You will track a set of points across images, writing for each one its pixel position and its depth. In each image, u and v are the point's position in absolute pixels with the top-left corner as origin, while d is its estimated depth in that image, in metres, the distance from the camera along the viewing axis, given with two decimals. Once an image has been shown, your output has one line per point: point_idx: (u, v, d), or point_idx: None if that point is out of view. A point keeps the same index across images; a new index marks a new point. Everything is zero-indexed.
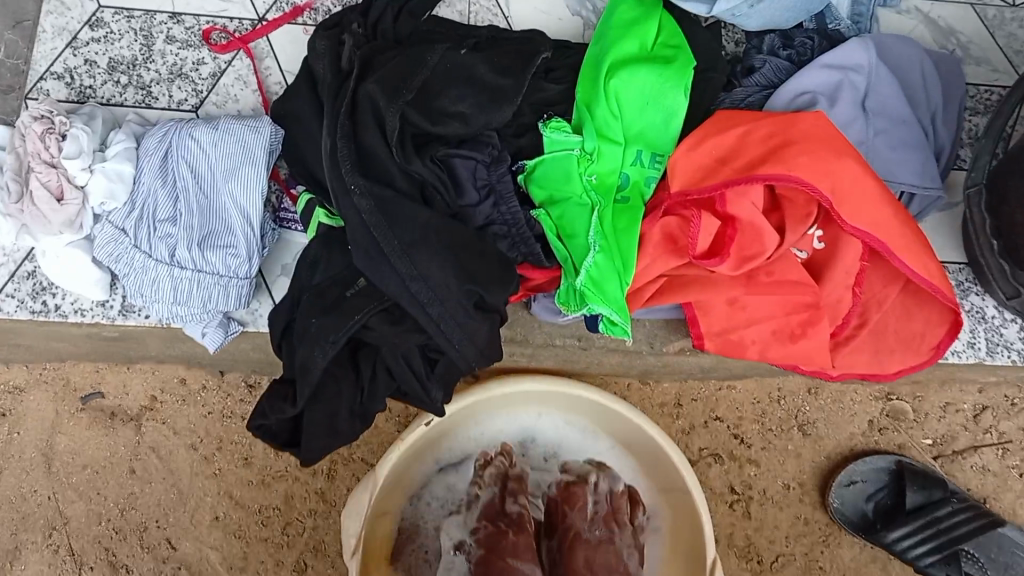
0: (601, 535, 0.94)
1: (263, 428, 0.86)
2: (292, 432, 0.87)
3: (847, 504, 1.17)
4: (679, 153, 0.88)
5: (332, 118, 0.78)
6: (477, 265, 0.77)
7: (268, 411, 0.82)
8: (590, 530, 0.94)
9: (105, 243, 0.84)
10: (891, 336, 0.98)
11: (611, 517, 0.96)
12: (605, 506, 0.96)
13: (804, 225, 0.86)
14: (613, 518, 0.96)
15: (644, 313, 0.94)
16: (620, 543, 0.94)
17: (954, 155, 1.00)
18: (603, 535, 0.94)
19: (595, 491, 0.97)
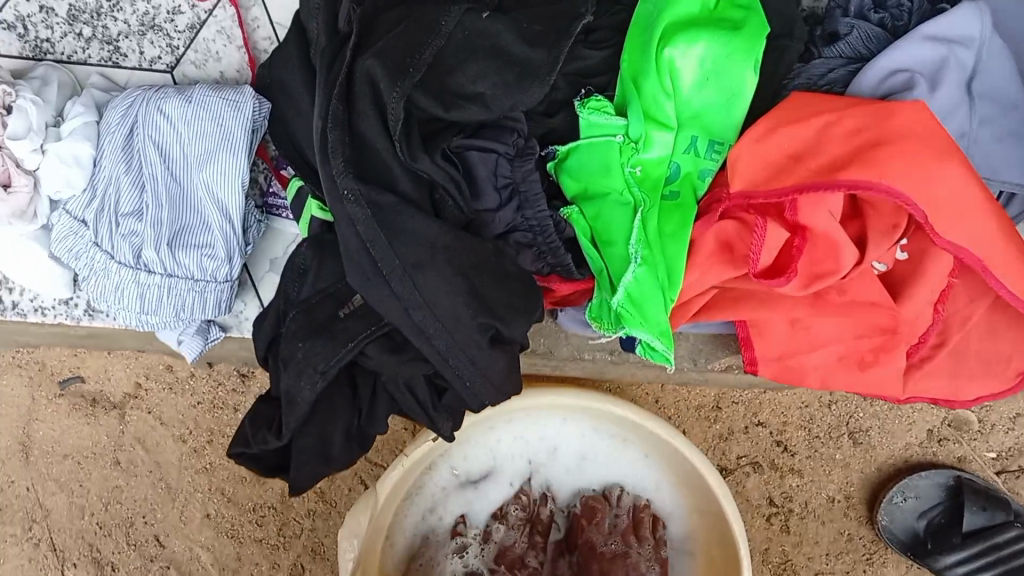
0: (617, 549, 0.91)
1: (247, 454, 0.75)
2: (280, 455, 0.76)
3: (896, 522, 1.05)
4: (743, 145, 0.73)
5: (323, 99, 0.64)
6: (494, 293, 0.64)
7: (251, 439, 0.72)
8: (606, 543, 0.91)
9: (62, 238, 0.72)
10: (973, 359, 0.84)
11: (632, 531, 0.92)
12: (626, 519, 0.93)
13: (890, 239, 0.71)
14: (633, 532, 0.92)
15: (688, 328, 0.82)
16: (639, 557, 0.90)
17: None
18: (618, 548, 0.91)
19: (617, 505, 0.94)
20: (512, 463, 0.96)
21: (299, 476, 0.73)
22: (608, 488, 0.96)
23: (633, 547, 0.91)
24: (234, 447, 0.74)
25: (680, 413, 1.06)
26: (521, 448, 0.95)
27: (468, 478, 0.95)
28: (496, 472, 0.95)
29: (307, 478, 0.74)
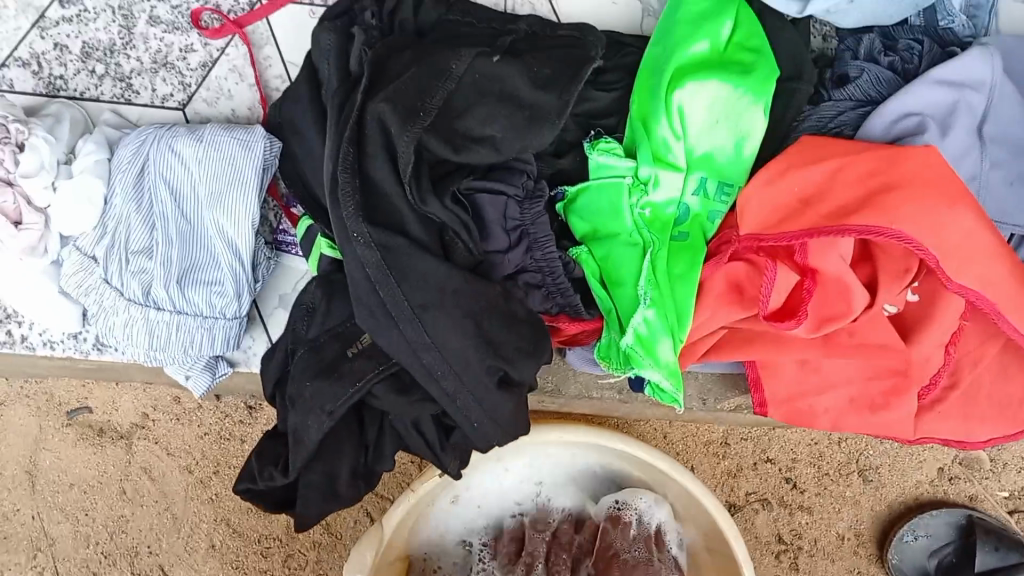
0: (641, 555, 0.88)
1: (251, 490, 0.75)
2: (286, 491, 0.75)
3: (907, 562, 1.04)
4: (752, 186, 0.73)
5: (335, 143, 0.64)
6: (502, 335, 0.64)
7: (256, 475, 0.72)
8: (630, 549, 0.89)
9: (73, 274, 0.72)
10: (984, 401, 0.83)
11: (654, 538, 0.90)
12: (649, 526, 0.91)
13: (901, 283, 0.71)
14: (655, 540, 0.90)
15: (697, 368, 0.81)
16: (664, 565, 0.88)
17: None
18: (642, 555, 0.88)
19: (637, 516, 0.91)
20: (522, 490, 0.95)
21: (305, 514, 0.73)
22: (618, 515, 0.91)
23: (656, 554, 0.89)
24: (239, 482, 0.74)
25: (688, 449, 1.05)
26: (529, 476, 0.94)
27: (469, 511, 0.94)
28: (502, 503, 0.95)
29: (315, 517, 0.74)
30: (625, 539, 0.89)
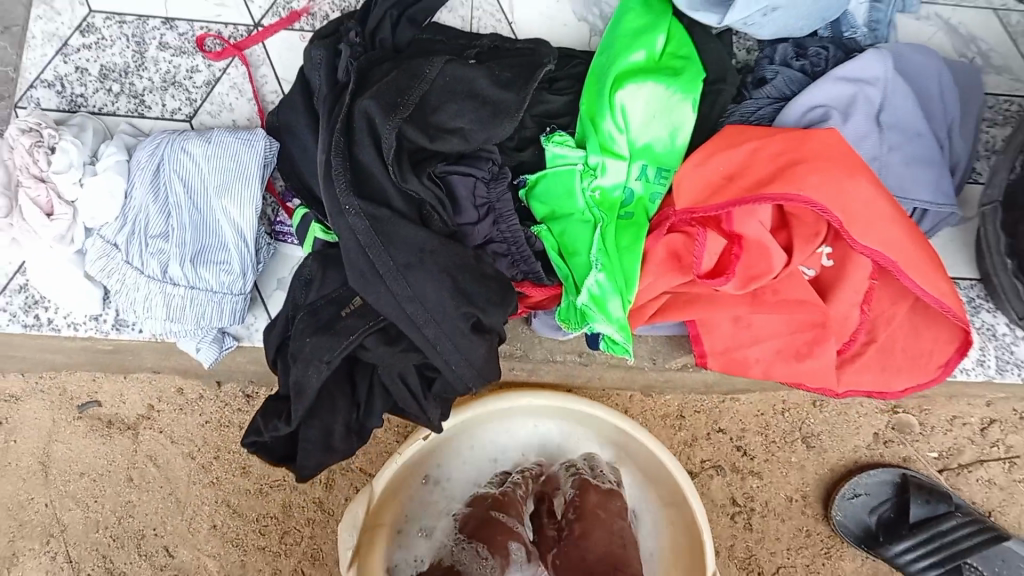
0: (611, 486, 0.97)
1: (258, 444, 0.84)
2: (288, 446, 0.85)
3: (849, 517, 1.15)
4: (687, 168, 0.86)
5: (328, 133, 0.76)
6: (475, 286, 0.75)
7: (262, 427, 0.81)
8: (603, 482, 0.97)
9: (96, 259, 0.82)
10: (899, 354, 0.95)
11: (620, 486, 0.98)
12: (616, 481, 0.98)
13: (812, 244, 0.84)
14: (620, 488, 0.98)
15: (646, 330, 0.92)
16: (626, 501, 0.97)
17: (969, 168, 0.99)
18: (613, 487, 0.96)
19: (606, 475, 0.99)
20: (481, 473, 1.02)
21: (304, 464, 0.84)
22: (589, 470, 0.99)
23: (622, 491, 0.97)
24: (247, 437, 0.82)
25: (647, 422, 1.16)
26: (491, 455, 1.03)
27: (438, 487, 1.00)
28: (465, 478, 1.01)
29: (313, 467, 0.84)
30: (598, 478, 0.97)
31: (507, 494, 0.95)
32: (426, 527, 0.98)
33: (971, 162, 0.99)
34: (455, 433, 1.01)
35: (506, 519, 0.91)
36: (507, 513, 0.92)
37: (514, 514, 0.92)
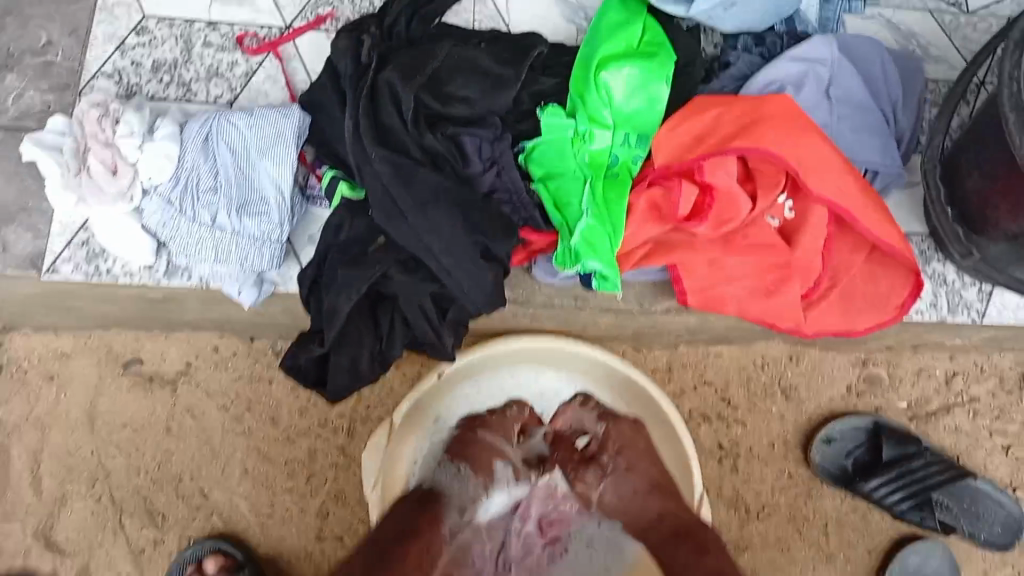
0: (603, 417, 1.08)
1: (296, 369, 0.97)
2: (321, 374, 0.98)
3: (829, 460, 1.25)
4: (663, 132, 0.97)
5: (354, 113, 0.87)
6: (483, 218, 0.87)
7: (299, 351, 0.94)
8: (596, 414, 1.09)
9: (155, 213, 0.94)
10: (859, 298, 1.06)
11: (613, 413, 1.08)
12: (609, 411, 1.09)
13: (775, 193, 0.96)
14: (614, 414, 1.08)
15: (632, 275, 1.03)
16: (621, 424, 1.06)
17: (914, 141, 1.09)
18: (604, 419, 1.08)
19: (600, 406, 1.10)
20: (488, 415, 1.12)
21: (335, 387, 0.96)
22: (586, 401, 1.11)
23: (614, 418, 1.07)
24: (286, 357, 0.95)
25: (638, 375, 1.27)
26: (499, 399, 1.13)
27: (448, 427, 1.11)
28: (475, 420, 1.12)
29: (344, 388, 0.97)
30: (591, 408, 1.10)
31: (502, 416, 1.08)
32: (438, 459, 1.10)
33: (917, 133, 1.09)
34: (462, 375, 1.11)
35: (491, 438, 1.05)
36: (492, 433, 1.06)
37: (507, 439, 1.06)
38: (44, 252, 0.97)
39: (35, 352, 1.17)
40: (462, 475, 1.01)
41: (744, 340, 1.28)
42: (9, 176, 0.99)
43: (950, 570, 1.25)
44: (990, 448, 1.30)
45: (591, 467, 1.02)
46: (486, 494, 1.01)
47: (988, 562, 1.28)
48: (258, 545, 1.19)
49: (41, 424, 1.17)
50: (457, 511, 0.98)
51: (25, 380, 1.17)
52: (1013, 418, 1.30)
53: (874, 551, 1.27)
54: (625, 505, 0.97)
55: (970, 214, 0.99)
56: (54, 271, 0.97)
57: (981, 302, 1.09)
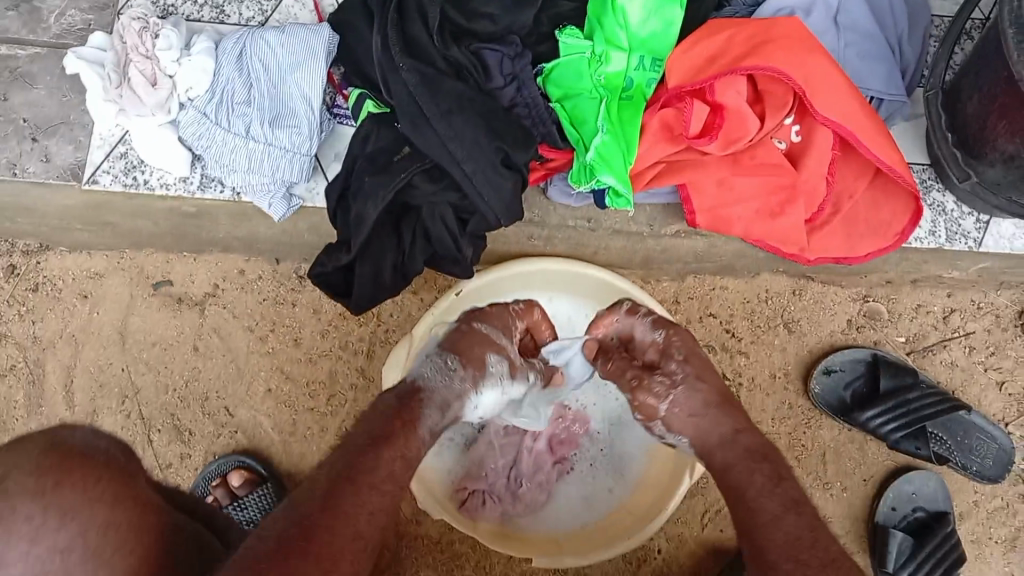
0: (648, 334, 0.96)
1: (323, 278, 1.03)
2: (347, 284, 1.04)
3: (827, 391, 1.30)
4: (675, 55, 1.01)
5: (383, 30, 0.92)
6: (504, 127, 0.92)
7: (326, 260, 0.99)
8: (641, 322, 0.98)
9: (190, 125, 1.00)
10: (861, 223, 1.11)
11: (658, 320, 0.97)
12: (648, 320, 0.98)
13: (782, 113, 1.01)
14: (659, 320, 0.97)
15: (644, 197, 1.09)
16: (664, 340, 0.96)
17: (917, 73, 1.12)
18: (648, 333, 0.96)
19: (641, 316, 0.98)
20: None
21: (360, 297, 1.02)
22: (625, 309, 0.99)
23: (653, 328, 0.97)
24: (315, 267, 1.01)
25: None
26: None
27: None
28: None
29: (367, 299, 1.02)
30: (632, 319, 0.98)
31: (508, 309, 1.00)
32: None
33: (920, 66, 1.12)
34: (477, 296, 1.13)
35: (487, 329, 0.96)
36: (490, 324, 0.97)
37: (506, 333, 0.98)
38: (85, 163, 1.02)
39: (69, 272, 1.22)
40: (450, 372, 0.89)
41: (749, 274, 1.32)
42: (53, 92, 1.03)
43: (943, 499, 1.29)
44: (985, 383, 1.33)
45: (658, 377, 0.92)
46: (476, 391, 0.91)
47: (979, 494, 1.31)
48: (279, 462, 1.23)
49: (75, 340, 1.22)
50: (438, 408, 0.87)
51: (60, 298, 1.22)
52: (1008, 354, 1.33)
53: (870, 481, 1.31)
54: (698, 419, 0.88)
55: (970, 138, 1.03)
56: (94, 181, 1.02)
57: (977, 231, 1.14)
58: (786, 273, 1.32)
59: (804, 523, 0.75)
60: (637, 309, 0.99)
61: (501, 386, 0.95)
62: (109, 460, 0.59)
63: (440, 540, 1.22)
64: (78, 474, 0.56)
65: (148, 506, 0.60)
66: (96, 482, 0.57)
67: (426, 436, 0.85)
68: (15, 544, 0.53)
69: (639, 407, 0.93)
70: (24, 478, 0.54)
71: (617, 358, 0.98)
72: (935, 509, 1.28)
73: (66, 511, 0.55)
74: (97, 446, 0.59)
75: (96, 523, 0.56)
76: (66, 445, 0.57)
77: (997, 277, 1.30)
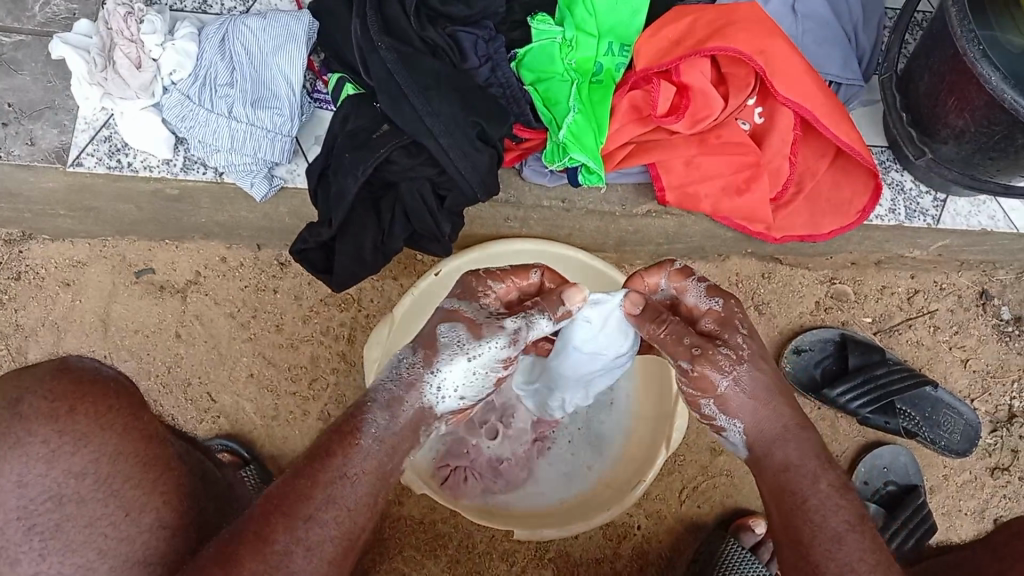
0: (712, 308, 0.89)
1: (304, 255, 1.06)
2: (327, 261, 1.07)
3: (798, 368, 1.33)
4: (643, 39, 1.05)
5: (362, 12, 0.95)
6: (480, 103, 0.96)
7: (308, 236, 1.02)
8: (697, 294, 0.89)
9: (174, 107, 1.02)
10: (823, 201, 1.15)
11: (714, 289, 0.89)
12: (704, 290, 0.89)
13: (744, 93, 1.05)
14: (714, 290, 0.89)
15: (616, 177, 1.13)
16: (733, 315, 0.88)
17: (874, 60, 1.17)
18: (711, 307, 0.89)
19: (695, 287, 0.90)
20: None
21: (341, 273, 1.05)
22: (660, 270, 0.91)
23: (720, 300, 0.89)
24: (296, 242, 1.04)
25: None
26: None
27: None
28: None
29: (348, 275, 1.05)
30: (687, 286, 0.90)
31: (475, 274, 0.90)
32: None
33: (876, 54, 1.16)
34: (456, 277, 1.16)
35: (450, 302, 0.88)
36: (453, 296, 0.89)
37: (467, 300, 0.88)
38: (69, 146, 1.05)
39: (52, 260, 1.24)
40: (398, 367, 0.83)
41: (719, 258, 1.35)
42: (38, 77, 1.06)
43: (914, 472, 1.32)
44: (951, 361, 1.37)
45: (720, 350, 0.85)
46: (430, 370, 0.83)
47: (948, 468, 1.34)
48: (262, 445, 1.24)
49: (57, 328, 1.23)
50: (383, 410, 0.80)
51: (42, 286, 1.23)
52: (971, 332, 1.37)
53: (842, 458, 1.33)
54: (757, 403, 0.84)
55: (926, 117, 1.08)
56: (79, 163, 1.04)
57: (935, 209, 1.19)
58: (755, 256, 1.35)
59: (867, 544, 0.74)
60: (684, 269, 0.91)
61: (459, 356, 0.83)
62: (120, 391, 0.73)
63: (422, 521, 1.24)
64: (89, 404, 0.70)
65: (153, 437, 0.74)
66: (105, 414, 0.71)
67: (371, 447, 0.78)
68: (36, 466, 0.67)
69: (693, 379, 0.85)
70: (40, 403, 0.69)
71: (668, 322, 0.87)
72: (906, 482, 1.31)
73: (79, 438, 0.69)
74: (110, 379, 0.73)
75: (106, 450, 0.70)
76: (78, 374, 0.72)
77: (956, 257, 1.34)
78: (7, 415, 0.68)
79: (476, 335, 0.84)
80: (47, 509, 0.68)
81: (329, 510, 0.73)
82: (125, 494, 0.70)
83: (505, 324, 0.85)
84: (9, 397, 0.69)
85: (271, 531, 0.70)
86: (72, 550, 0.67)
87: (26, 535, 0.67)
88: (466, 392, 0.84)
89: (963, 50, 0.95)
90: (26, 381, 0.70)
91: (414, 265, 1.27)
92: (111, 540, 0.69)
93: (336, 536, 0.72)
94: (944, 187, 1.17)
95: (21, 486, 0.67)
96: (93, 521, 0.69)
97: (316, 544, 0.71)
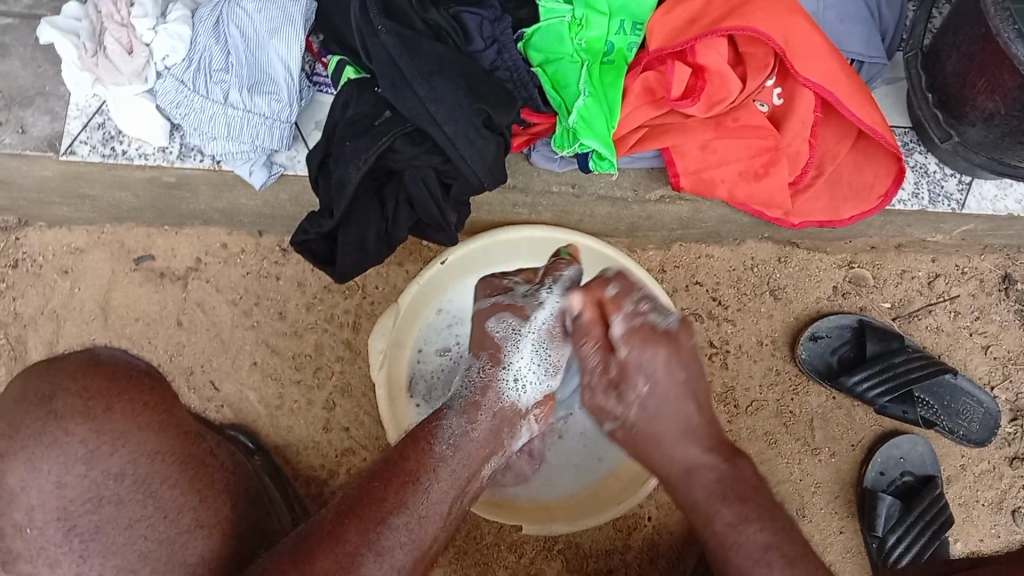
0: (631, 355, 0.80)
1: (305, 247, 1.03)
2: (327, 250, 1.03)
3: (813, 355, 1.29)
4: (657, 17, 0.99)
5: None
6: (484, 89, 0.92)
7: (308, 227, 0.99)
8: (625, 325, 0.80)
9: (168, 92, 0.98)
10: (845, 185, 1.10)
11: (646, 332, 0.80)
12: (632, 330, 0.80)
13: (764, 75, 1.00)
14: (646, 333, 0.80)
15: (627, 163, 1.10)
16: (655, 368, 0.80)
17: (899, 34, 1.10)
18: (632, 354, 0.80)
19: (625, 318, 0.80)
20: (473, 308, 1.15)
21: (343, 265, 1.01)
22: (611, 291, 0.81)
23: (637, 354, 0.80)
24: (296, 234, 1.01)
25: None
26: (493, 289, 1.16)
27: (453, 318, 1.14)
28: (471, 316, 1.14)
29: (350, 266, 1.02)
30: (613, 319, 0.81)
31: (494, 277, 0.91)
32: (443, 348, 1.13)
33: (901, 29, 1.10)
34: (462, 264, 1.12)
35: (483, 302, 0.88)
36: (488, 293, 0.89)
37: (498, 293, 0.88)
38: (61, 133, 1.01)
39: (50, 248, 1.21)
40: (470, 376, 0.86)
41: (734, 242, 1.31)
42: (27, 62, 1.03)
43: (930, 463, 1.29)
44: (972, 347, 1.33)
45: (614, 398, 0.82)
46: (503, 368, 0.85)
47: (966, 457, 1.31)
48: (266, 434, 1.21)
49: (56, 317, 1.21)
50: (459, 415, 0.82)
51: (41, 274, 1.21)
52: (993, 318, 1.33)
53: (857, 447, 1.30)
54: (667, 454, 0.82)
55: (952, 98, 1.03)
56: (72, 152, 1.01)
57: (960, 192, 1.14)
58: (771, 240, 1.31)
59: None
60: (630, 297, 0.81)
61: (522, 341, 0.86)
62: (156, 386, 0.74)
63: None
64: (126, 401, 0.70)
65: (189, 435, 0.74)
66: (143, 411, 0.70)
67: (445, 449, 0.79)
68: (75, 466, 0.67)
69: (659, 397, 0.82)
70: (76, 402, 0.68)
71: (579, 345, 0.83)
72: (922, 473, 1.28)
73: (117, 437, 0.69)
74: (143, 377, 0.73)
75: (145, 450, 0.70)
76: (110, 371, 0.71)
77: (980, 241, 1.29)
78: (41, 415, 0.67)
79: (523, 316, 0.86)
80: (88, 509, 0.67)
81: (400, 515, 0.73)
82: (163, 495, 0.70)
83: (541, 297, 0.86)
84: (40, 394, 0.68)
85: (344, 531, 0.71)
86: (112, 552, 0.67)
87: (66, 536, 0.66)
88: (546, 374, 0.86)
89: (998, 29, 0.90)
90: (58, 378, 0.69)
91: (420, 251, 1.24)
92: (151, 543, 0.68)
93: (405, 543, 0.72)
94: (970, 171, 1.12)
95: (61, 487, 0.66)
96: (133, 522, 0.68)
97: (386, 551, 0.71)
